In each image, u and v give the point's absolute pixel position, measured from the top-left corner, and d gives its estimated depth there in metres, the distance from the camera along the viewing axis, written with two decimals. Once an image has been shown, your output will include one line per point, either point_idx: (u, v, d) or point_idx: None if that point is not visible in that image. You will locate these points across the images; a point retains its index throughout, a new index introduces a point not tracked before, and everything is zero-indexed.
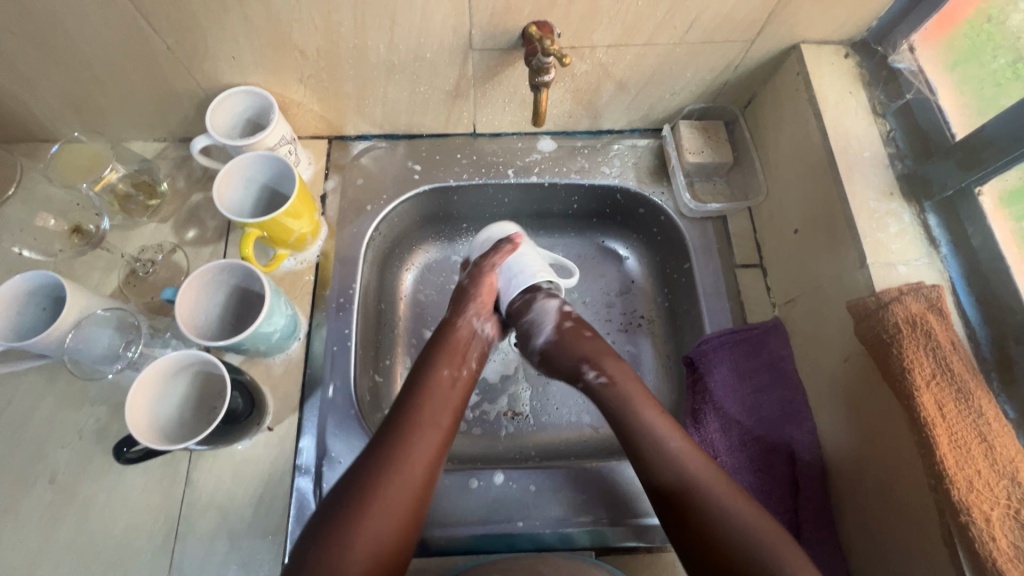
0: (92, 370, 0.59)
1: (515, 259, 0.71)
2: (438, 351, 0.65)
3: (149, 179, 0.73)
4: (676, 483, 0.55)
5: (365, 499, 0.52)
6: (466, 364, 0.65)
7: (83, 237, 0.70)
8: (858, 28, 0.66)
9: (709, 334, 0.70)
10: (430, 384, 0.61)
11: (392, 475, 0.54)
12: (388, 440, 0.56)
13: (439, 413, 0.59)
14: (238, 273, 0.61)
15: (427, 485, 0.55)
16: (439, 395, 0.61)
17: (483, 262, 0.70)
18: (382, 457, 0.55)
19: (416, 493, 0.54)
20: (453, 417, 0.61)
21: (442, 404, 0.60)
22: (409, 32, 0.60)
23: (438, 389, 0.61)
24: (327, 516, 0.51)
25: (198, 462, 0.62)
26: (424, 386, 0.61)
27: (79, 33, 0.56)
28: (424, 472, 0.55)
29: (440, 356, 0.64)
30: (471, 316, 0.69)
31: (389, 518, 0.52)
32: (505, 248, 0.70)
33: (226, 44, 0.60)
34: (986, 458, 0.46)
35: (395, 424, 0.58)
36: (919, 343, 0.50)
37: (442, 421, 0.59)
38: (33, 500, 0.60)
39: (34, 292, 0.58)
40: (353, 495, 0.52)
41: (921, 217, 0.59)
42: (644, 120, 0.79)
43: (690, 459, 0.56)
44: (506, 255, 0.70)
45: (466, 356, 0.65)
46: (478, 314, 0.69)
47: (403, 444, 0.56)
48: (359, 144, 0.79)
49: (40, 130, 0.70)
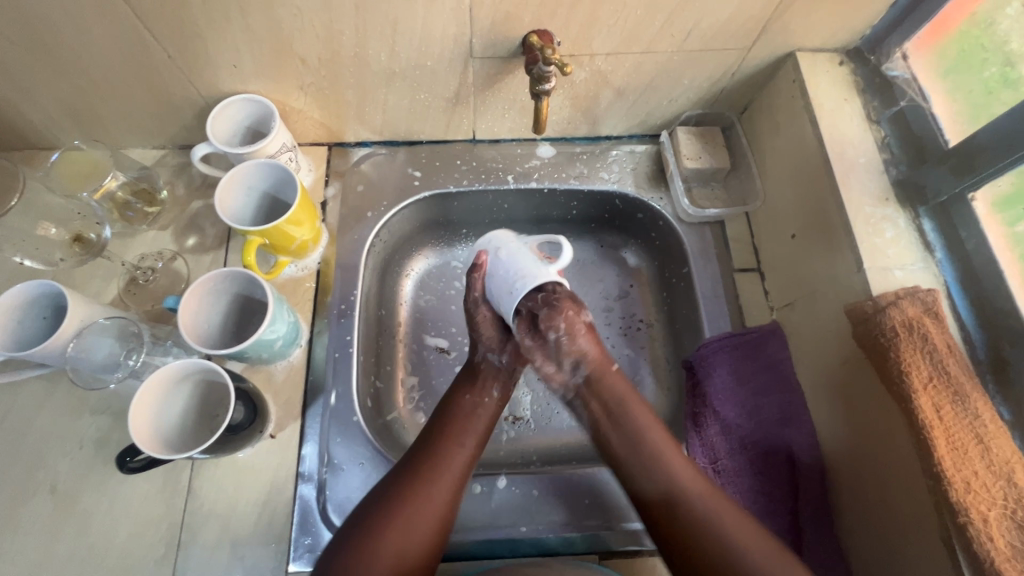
0: (92, 379, 0.59)
1: (500, 264, 0.60)
2: (460, 378, 0.65)
3: (148, 187, 0.73)
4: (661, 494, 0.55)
5: (391, 513, 0.53)
6: (488, 391, 0.63)
7: (85, 247, 0.69)
8: (851, 36, 0.67)
9: (707, 338, 0.70)
10: (456, 410, 0.62)
11: (417, 494, 0.55)
12: (416, 461, 0.57)
13: (465, 436, 0.60)
14: (240, 281, 0.61)
15: (451, 510, 0.56)
16: (466, 419, 0.61)
17: (471, 295, 0.63)
18: (410, 476, 0.56)
19: (440, 513, 0.55)
20: (478, 441, 0.61)
21: (468, 427, 0.61)
22: (410, 41, 0.60)
23: (466, 413, 0.62)
24: (356, 529, 0.52)
25: (200, 470, 0.62)
26: (447, 410, 0.62)
27: (80, 42, 0.56)
28: (449, 492, 0.56)
29: (459, 385, 0.64)
30: (483, 350, 0.64)
31: (408, 544, 0.52)
32: (475, 278, 0.62)
33: (227, 53, 0.60)
34: (982, 460, 0.47)
35: (423, 445, 0.59)
36: (916, 347, 0.51)
37: (468, 442, 0.60)
38: (35, 510, 0.59)
39: (34, 302, 0.58)
40: (381, 510, 0.53)
41: (916, 221, 0.60)
42: (642, 126, 0.80)
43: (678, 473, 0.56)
44: (481, 281, 0.62)
45: (486, 384, 0.64)
46: (490, 347, 0.64)
47: (430, 463, 0.57)
48: (359, 150, 0.79)
49: (39, 138, 0.70)
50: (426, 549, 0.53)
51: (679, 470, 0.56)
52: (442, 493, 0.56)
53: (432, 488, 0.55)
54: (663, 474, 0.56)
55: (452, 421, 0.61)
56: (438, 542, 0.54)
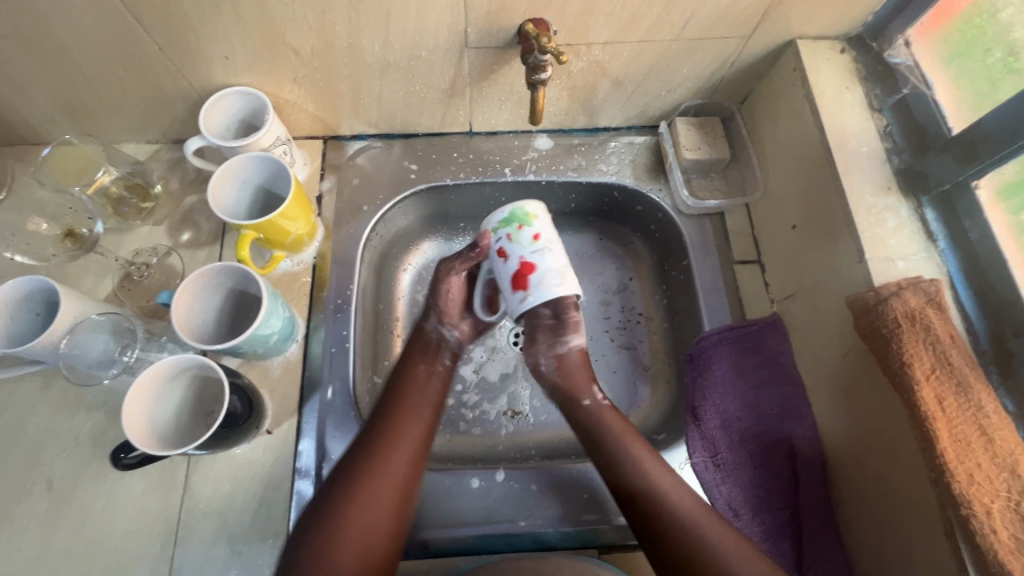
0: (87, 376, 0.58)
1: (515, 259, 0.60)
2: (412, 351, 0.67)
3: (143, 182, 0.72)
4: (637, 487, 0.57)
5: (354, 491, 0.53)
6: (440, 363, 0.67)
7: (76, 242, 0.68)
8: (853, 23, 0.66)
9: (707, 330, 0.70)
10: (410, 380, 0.63)
11: (379, 466, 0.55)
12: (374, 436, 0.57)
13: (420, 409, 0.61)
14: (234, 275, 0.61)
15: (412, 477, 0.56)
16: (419, 389, 0.63)
17: (442, 269, 0.67)
18: (370, 449, 0.56)
19: (403, 482, 0.55)
20: (433, 412, 0.62)
21: (422, 398, 0.62)
22: (404, 31, 0.59)
23: (422, 387, 0.63)
24: (320, 512, 0.52)
25: (197, 466, 0.61)
26: (399, 385, 0.62)
27: (69, 34, 0.56)
28: (409, 460, 0.57)
29: (413, 357, 0.66)
30: (435, 322, 0.69)
31: (375, 517, 0.53)
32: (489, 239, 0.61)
33: (219, 45, 0.59)
34: (986, 451, 0.46)
35: (380, 418, 0.59)
36: (919, 338, 0.50)
37: (424, 414, 0.61)
38: (30, 507, 0.59)
39: (28, 298, 0.58)
40: (344, 485, 0.54)
41: (919, 211, 0.59)
42: (641, 117, 0.79)
43: (654, 472, 0.58)
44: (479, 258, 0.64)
45: (438, 353, 0.67)
46: (443, 318, 0.69)
47: (389, 436, 0.57)
48: (355, 143, 0.78)
49: (31, 132, 0.70)
50: (395, 521, 0.54)
51: (644, 462, 0.58)
52: (403, 462, 0.56)
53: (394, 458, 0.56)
54: (630, 469, 0.58)
55: (406, 390, 0.62)
56: (406, 514, 0.55)
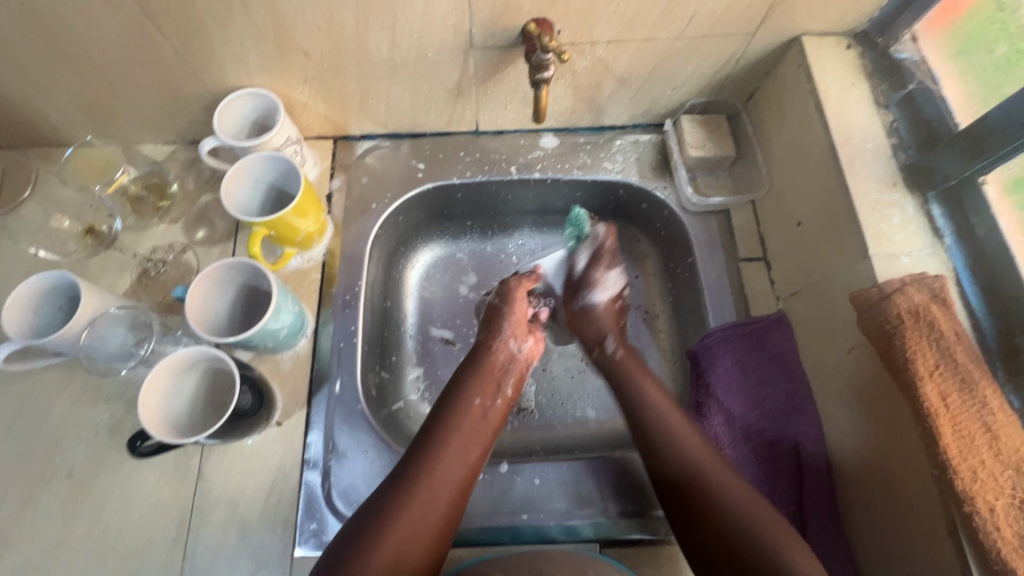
0: (107, 367, 0.62)
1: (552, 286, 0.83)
2: (473, 377, 0.64)
3: (159, 181, 0.75)
4: (681, 468, 0.57)
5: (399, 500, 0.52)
6: (499, 393, 0.64)
7: (96, 238, 0.72)
8: (859, 19, 0.66)
9: (713, 327, 0.70)
10: (464, 412, 0.61)
11: (432, 473, 0.55)
12: (416, 456, 0.56)
13: (468, 443, 0.59)
14: (247, 271, 0.62)
15: (454, 498, 0.55)
16: (473, 423, 0.60)
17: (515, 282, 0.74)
18: (413, 473, 0.55)
19: (447, 500, 0.54)
20: (483, 441, 0.60)
21: (472, 432, 0.60)
22: (410, 32, 0.60)
23: (482, 433, 0.60)
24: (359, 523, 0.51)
25: (209, 456, 0.63)
26: (459, 401, 0.62)
27: (89, 40, 0.58)
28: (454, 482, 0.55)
29: (473, 386, 0.63)
30: (508, 337, 0.69)
31: (411, 535, 0.51)
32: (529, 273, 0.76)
33: (232, 48, 0.61)
34: (990, 449, 0.46)
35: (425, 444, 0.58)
36: (923, 334, 0.50)
37: (473, 447, 0.59)
38: (52, 493, 0.61)
39: (50, 291, 0.60)
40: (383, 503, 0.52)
41: (925, 207, 0.59)
42: (646, 115, 0.79)
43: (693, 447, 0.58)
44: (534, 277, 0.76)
45: (501, 383, 0.65)
46: (512, 334, 0.69)
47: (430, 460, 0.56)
48: (364, 143, 0.80)
49: (55, 134, 0.72)
50: (428, 540, 0.52)
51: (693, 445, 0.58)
52: (450, 474, 0.56)
53: (437, 476, 0.55)
54: (673, 450, 0.59)
55: (454, 420, 0.60)
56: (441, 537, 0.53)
